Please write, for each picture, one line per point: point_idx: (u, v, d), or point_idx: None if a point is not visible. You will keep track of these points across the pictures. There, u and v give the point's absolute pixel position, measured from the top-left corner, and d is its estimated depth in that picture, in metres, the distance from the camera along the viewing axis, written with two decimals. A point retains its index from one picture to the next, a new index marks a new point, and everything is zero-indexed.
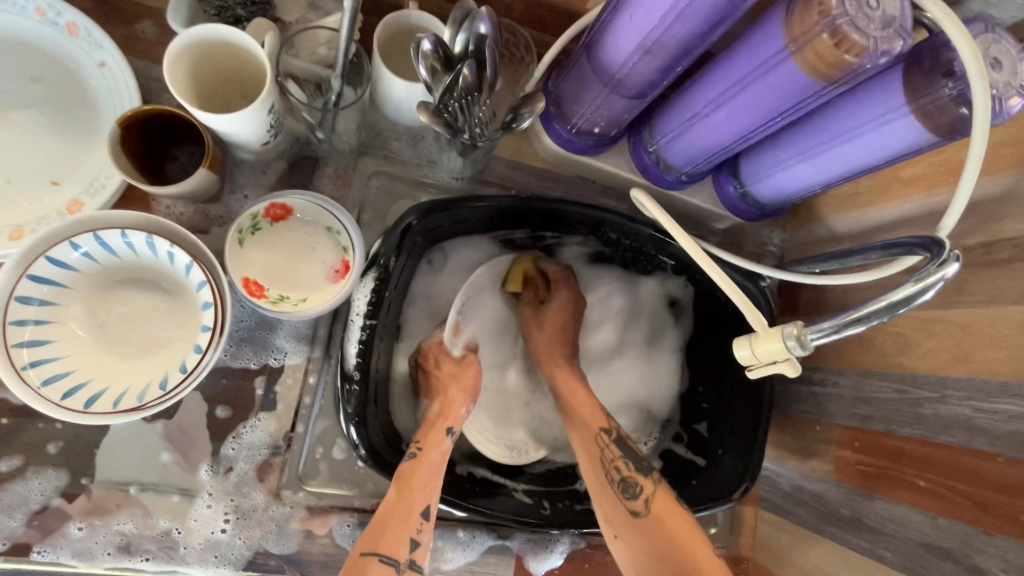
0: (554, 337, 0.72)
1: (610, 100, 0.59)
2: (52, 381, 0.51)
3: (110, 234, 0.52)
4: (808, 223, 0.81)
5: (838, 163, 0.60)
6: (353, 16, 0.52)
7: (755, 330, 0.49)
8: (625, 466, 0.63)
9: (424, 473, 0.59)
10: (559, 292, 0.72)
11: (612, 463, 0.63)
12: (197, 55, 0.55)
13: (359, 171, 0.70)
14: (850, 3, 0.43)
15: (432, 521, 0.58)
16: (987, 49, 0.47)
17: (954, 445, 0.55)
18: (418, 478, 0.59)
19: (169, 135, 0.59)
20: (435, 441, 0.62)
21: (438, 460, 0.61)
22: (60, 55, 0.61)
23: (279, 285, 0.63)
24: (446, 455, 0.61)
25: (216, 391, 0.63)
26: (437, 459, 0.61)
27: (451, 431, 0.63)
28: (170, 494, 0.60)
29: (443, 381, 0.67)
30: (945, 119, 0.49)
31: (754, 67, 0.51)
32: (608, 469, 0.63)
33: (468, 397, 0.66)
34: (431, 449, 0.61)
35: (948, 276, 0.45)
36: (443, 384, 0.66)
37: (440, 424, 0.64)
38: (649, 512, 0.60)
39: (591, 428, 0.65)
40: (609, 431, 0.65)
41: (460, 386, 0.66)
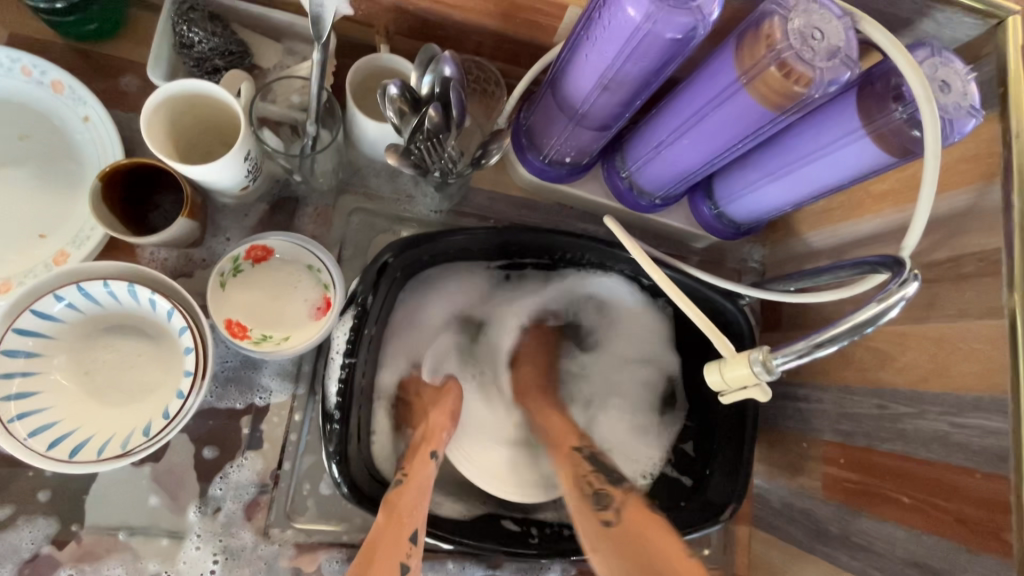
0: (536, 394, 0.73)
1: (576, 132, 0.61)
2: (39, 432, 0.52)
3: (92, 284, 0.54)
4: (786, 238, 0.82)
5: (804, 184, 0.61)
6: (322, 65, 0.54)
7: (722, 356, 0.49)
8: (597, 479, 0.63)
9: (412, 494, 0.58)
10: (530, 338, 0.76)
11: (585, 477, 0.63)
12: (175, 109, 0.57)
13: (339, 209, 0.72)
14: (795, 36, 0.44)
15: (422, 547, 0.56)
16: (935, 72, 0.48)
17: (935, 461, 0.55)
18: (404, 502, 0.57)
19: (151, 185, 0.61)
20: (421, 464, 0.61)
21: (426, 484, 0.60)
22: (46, 112, 0.63)
23: (262, 325, 0.64)
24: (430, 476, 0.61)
25: (203, 432, 0.64)
26: (423, 484, 0.59)
27: (436, 455, 0.62)
28: (159, 537, 0.61)
29: (424, 409, 0.67)
30: (900, 142, 0.50)
31: (711, 96, 0.53)
32: (581, 482, 0.63)
33: (450, 418, 0.66)
34: (416, 475, 0.60)
35: (908, 296, 0.46)
36: (424, 410, 0.66)
37: (423, 448, 0.63)
38: (621, 520, 0.59)
39: (566, 449, 0.67)
40: (580, 449, 0.67)
41: (443, 411, 0.66)
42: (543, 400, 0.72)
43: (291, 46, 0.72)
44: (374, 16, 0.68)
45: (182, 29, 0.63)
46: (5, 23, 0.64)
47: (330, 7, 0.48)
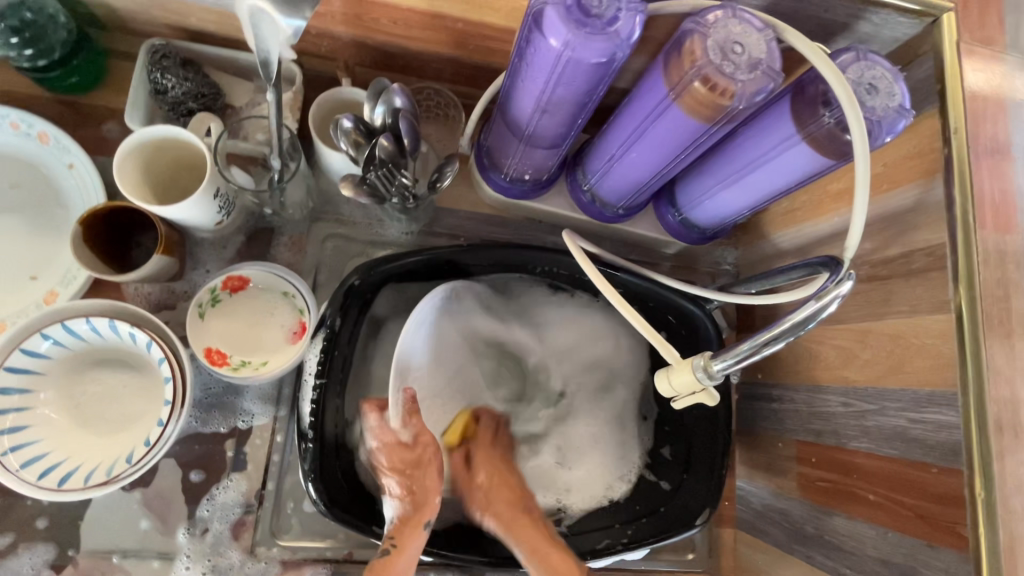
0: (535, 537, 0.66)
1: (529, 151, 0.63)
2: (31, 463, 0.55)
3: (76, 322, 0.58)
4: (756, 240, 0.82)
5: (754, 189, 0.62)
6: (278, 105, 0.57)
7: (670, 363, 0.51)
8: None
9: (400, 568, 0.62)
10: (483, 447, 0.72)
11: None
12: (148, 153, 0.61)
13: (314, 236, 0.75)
14: (713, 52, 0.46)
15: None
16: (862, 75, 0.49)
17: (897, 457, 0.55)
18: (393, 573, 0.61)
19: (129, 226, 0.65)
20: (412, 535, 0.63)
21: (413, 558, 0.63)
22: (34, 162, 0.67)
23: (240, 351, 0.67)
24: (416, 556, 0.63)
25: (189, 456, 0.67)
26: (411, 560, 0.62)
27: (428, 524, 0.65)
28: (151, 559, 0.64)
29: (410, 470, 0.65)
30: (833, 144, 0.51)
31: (648, 112, 0.55)
32: None
33: (434, 481, 0.66)
34: (405, 546, 0.62)
35: (843, 294, 0.47)
36: (410, 471, 0.65)
37: (417, 518, 0.64)
38: None
39: (563, 573, 0.64)
40: (588, 571, 0.65)
41: (420, 464, 0.66)
42: (525, 517, 0.68)
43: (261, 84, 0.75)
44: (336, 51, 0.71)
45: (156, 76, 0.68)
46: None
47: (275, 52, 0.51)
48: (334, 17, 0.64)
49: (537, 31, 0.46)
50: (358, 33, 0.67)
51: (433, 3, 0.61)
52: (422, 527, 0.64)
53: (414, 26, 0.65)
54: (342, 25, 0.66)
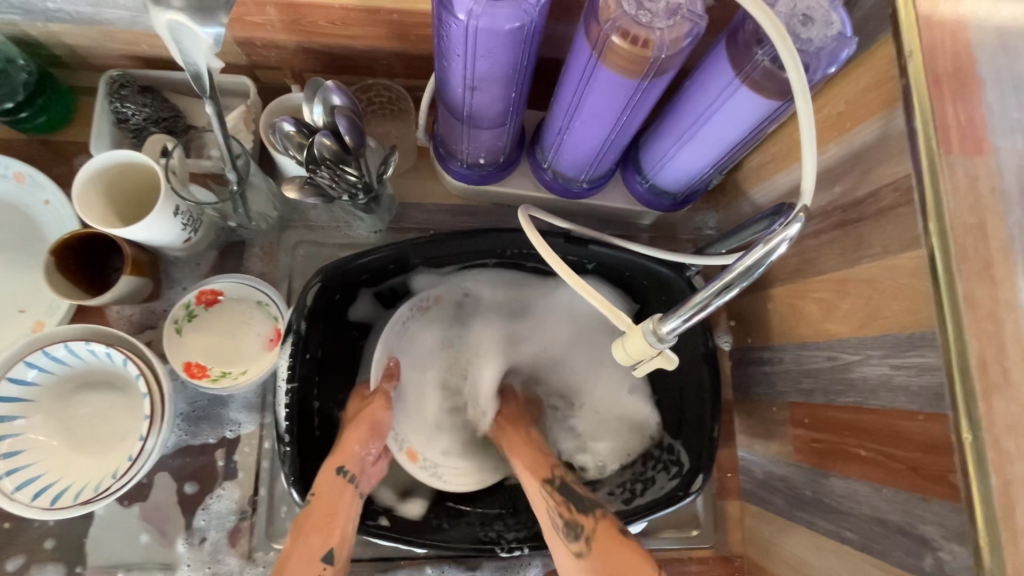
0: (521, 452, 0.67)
1: (474, 134, 0.63)
2: (25, 485, 0.58)
3: (55, 347, 0.60)
4: (735, 201, 0.79)
5: (710, 145, 0.59)
6: (220, 118, 0.57)
7: (623, 331, 0.50)
8: (568, 510, 0.60)
9: (319, 513, 0.59)
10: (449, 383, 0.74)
11: (556, 508, 0.61)
12: (109, 179, 0.63)
13: (284, 245, 0.76)
14: (627, 4, 0.45)
15: (338, 564, 0.58)
16: (795, 7, 0.46)
17: (883, 409, 0.52)
18: (311, 521, 0.59)
19: (102, 251, 0.67)
20: (327, 479, 0.61)
21: (343, 507, 0.61)
22: (14, 203, 0.71)
23: (220, 362, 0.69)
24: (344, 510, 0.60)
25: (182, 469, 0.69)
26: (336, 507, 0.60)
27: (343, 470, 0.62)
28: (153, 570, 0.66)
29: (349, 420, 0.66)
30: (773, 84, 0.49)
31: (581, 76, 0.53)
32: (552, 515, 0.61)
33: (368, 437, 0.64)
34: (322, 492, 0.61)
35: (792, 236, 0.44)
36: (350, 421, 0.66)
37: (333, 461, 0.63)
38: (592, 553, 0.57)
39: (536, 475, 0.64)
40: (552, 480, 0.64)
41: (363, 425, 0.64)
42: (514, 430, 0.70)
43: None
44: (284, 61, 0.72)
45: (116, 105, 0.70)
46: None
47: (204, 63, 0.52)
48: (274, 26, 0.65)
49: (444, 8, 0.46)
50: (301, 39, 0.68)
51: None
52: (347, 480, 0.62)
53: (352, 24, 0.65)
54: (283, 33, 0.66)
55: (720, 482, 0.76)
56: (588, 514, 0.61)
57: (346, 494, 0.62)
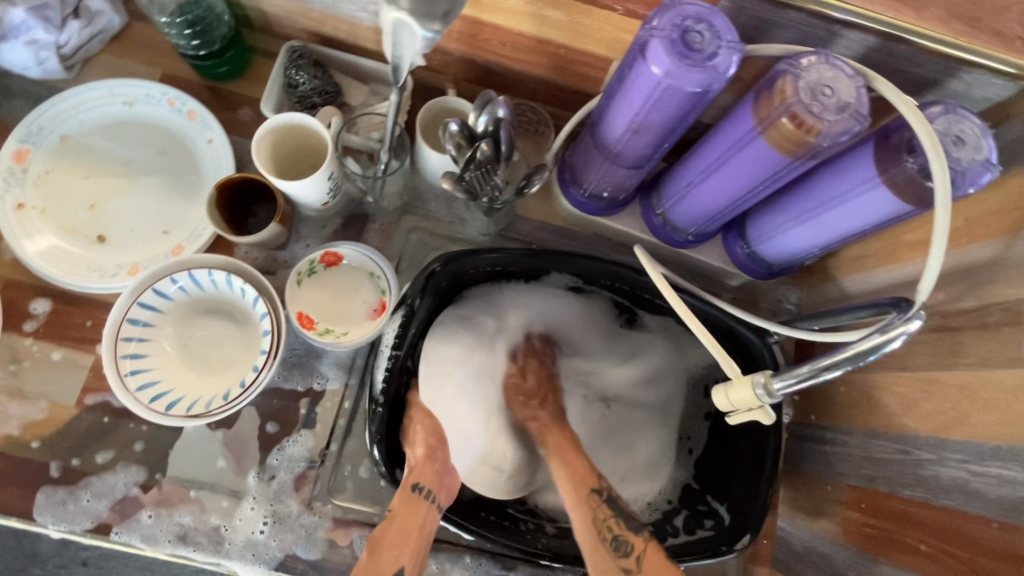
0: (574, 466, 0.69)
1: (611, 169, 0.68)
2: (145, 387, 0.64)
3: (200, 272, 0.67)
4: (823, 283, 0.83)
5: (831, 228, 0.64)
6: (398, 105, 0.65)
7: (729, 379, 0.54)
8: (618, 526, 0.65)
9: (391, 536, 0.64)
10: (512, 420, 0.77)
11: (604, 522, 0.65)
12: (278, 134, 0.70)
13: (401, 227, 0.82)
14: (804, 93, 0.50)
15: None
16: (949, 128, 0.51)
17: (954, 509, 0.55)
18: (386, 541, 0.64)
19: (252, 197, 0.74)
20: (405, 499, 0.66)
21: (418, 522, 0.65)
22: (180, 134, 0.78)
23: (326, 319, 0.74)
24: (418, 526, 0.65)
25: (269, 408, 0.74)
26: (410, 525, 0.65)
27: (418, 488, 0.66)
28: (222, 494, 0.71)
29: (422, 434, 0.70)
30: (914, 190, 0.53)
31: (734, 142, 0.59)
32: (601, 528, 0.65)
33: (440, 462, 0.69)
34: (398, 512, 0.65)
35: (911, 331, 0.48)
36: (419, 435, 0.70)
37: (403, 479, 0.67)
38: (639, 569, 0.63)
39: (584, 484, 0.67)
40: (599, 491, 0.67)
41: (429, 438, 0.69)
42: (565, 440, 0.72)
43: (375, 88, 0.84)
44: (445, 66, 0.79)
45: (291, 72, 0.78)
46: (161, 65, 0.81)
47: (408, 58, 0.58)
48: (451, 36, 0.72)
49: (641, 59, 0.52)
50: (470, 51, 0.75)
51: (543, 30, 0.67)
52: (422, 496, 0.66)
53: (521, 49, 0.72)
54: (457, 42, 0.73)
55: (755, 547, 0.78)
56: (637, 532, 0.65)
57: (419, 515, 0.65)
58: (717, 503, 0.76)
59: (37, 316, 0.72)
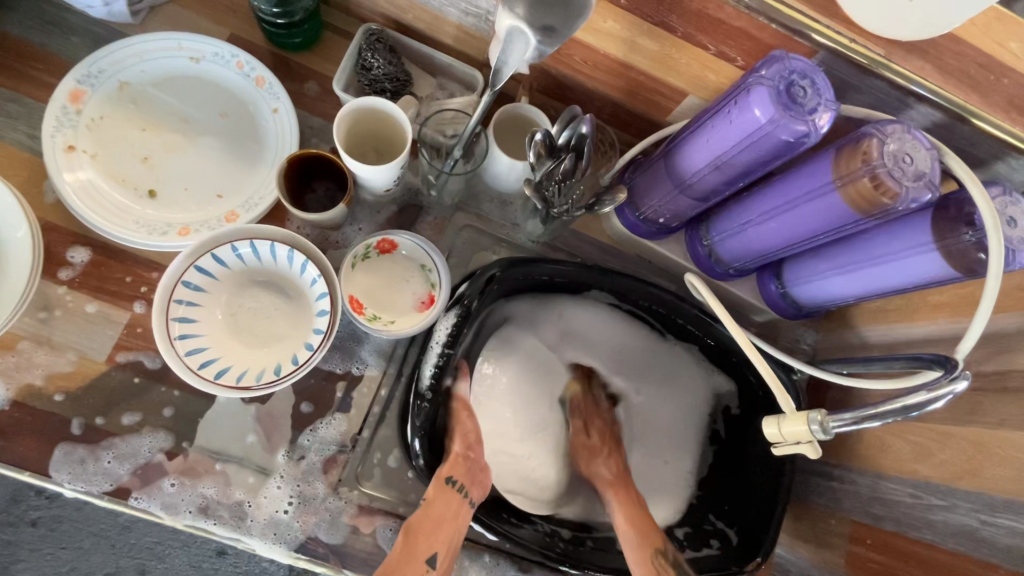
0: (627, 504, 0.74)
1: (678, 198, 0.71)
2: (193, 353, 0.63)
3: (262, 244, 0.66)
4: (840, 329, 0.88)
5: (873, 282, 0.68)
6: (487, 106, 0.66)
7: (782, 412, 0.57)
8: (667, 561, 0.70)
9: (432, 520, 0.66)
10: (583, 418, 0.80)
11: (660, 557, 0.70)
12: (356, 117, 0.70)
13: (453, 223, 0.83)
14: (888, 158, 0.54)
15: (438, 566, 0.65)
16: (1005, 208, 0.57)
17: (960, 554, 0.61)
18: (426, 525, 0.66)
19: (313, 173, 0.74)
20: (443, 493, 0.67)
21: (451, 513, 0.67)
22: (245, 99, 0.76)
23: (374, 305, 0.74)
24: (454, 516, 0.67)
25: (304, 387, 0.73)
26: (445, 514, 0.67)
27: (455, 481, 0.68)
28: (249, 470, 0.69)
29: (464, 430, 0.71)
30: (966, 260, 0.58)
31: (805, 192, 0.62)
32: (657, 563, 0.69)
33: (475, 457, 0.71)
34: (435, 503, 0.66)
35: (956, 391, 0.52)
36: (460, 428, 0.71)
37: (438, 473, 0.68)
38: None
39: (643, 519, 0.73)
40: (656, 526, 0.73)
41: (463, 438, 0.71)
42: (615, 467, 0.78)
43: (442, 81, 0.84)
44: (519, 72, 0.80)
45: (367, 55, 0.77)
46: (229, 25, 0.80)
47: (513, 65, 0.60)
48: None
49: (744, 103, 0.55)
50: (548, 62, 0.76)
51: (630, 55, 0.69)
52: (457, 490, 0.68)
53: (602, 69, 0.74)
54: None
55: None
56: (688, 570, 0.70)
57: (454, 508, 0.67)
58: (722, 523, 0.79)
59: (74, 264, 0.69)
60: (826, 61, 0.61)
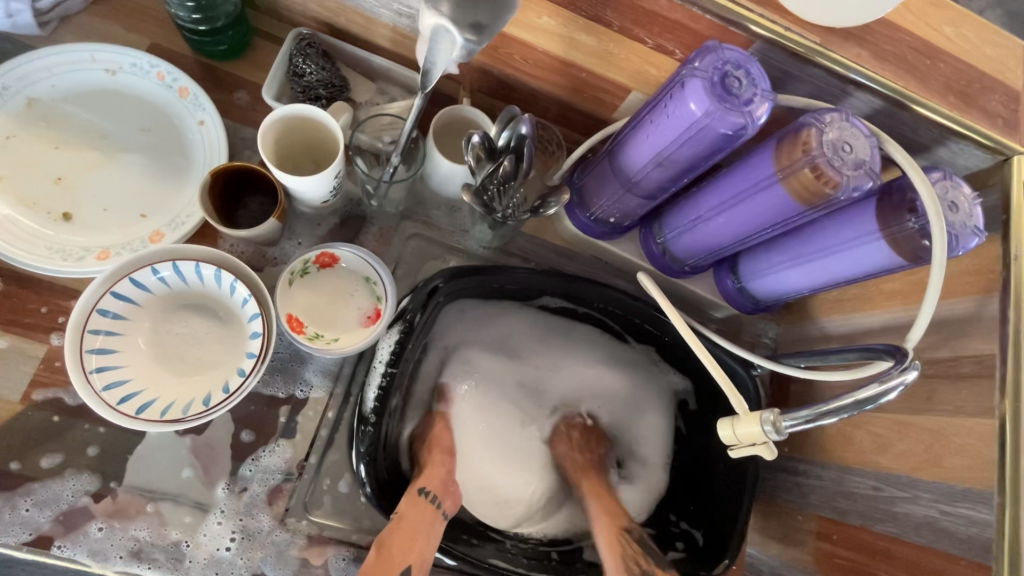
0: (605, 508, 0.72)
1: (625, 197, 0.69)
2: (112, 387, 0.58)
3: (186, 265, 0.61)
4: (801, 321, 0.87)
5: (824, 273, 0.67)
6: (420, 110, 0.63)
7: (736, 413, 0.55)
8: (646, 562, 0.68)
9: (400, 534, 0.63)
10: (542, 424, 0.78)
11: (635, 558, 0.69)
12: (285, 127, 0.66)
13: (399, 233, 0.80)
14: (828, 148, 0.52)
15: None
16: (946, 193, 0.56)
17: (923, 546, 0.60)
18: (396, 541, 0.62)
19: (244, 188, 0.69)
20: (411, 501, 0.65)
21: (422, 526, 0.65)
22: (168, 112, 0.72)
23: (316, 324, 0.70)
24: (425, 531, 0.64)
25: (244, 415, 0.69)
26: (418, 527, 0.64)
27: (423, 490, 0.66)
28: (185, 507, 0.65)
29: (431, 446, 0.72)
30: (911, 248, 0.57)
31: (748, 185, 0.61)
32: (630, 564, 0.68)
33: (448, 468, 0.70)
34: (406, 514, 0.64)
35: (907, 381, 0.51)
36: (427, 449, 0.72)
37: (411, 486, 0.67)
38: None
39: (615, 523, 0.71)
40: (631, 530, 0.72)
41: (439, 451, 0.72)
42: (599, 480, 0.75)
43: (383, 86, 0.81)
44: (460, 74, 0.77)
45: (298, 61, 0.73)
46: (150, 34, 0.75)
47: (441, 64, 0.57)
48: None
49: (679, 96, 0.53)
50: (489, 62, 0.74)
51: (570, 52, 0.67)
52: (428, 500, 0.67)
53: (543, 67, 0.71)
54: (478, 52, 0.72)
55: None
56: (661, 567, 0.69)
57: (424, 516, 0.66)
58: (687, 524, 0.77)
59: None
60: (763, 51, 0.60)
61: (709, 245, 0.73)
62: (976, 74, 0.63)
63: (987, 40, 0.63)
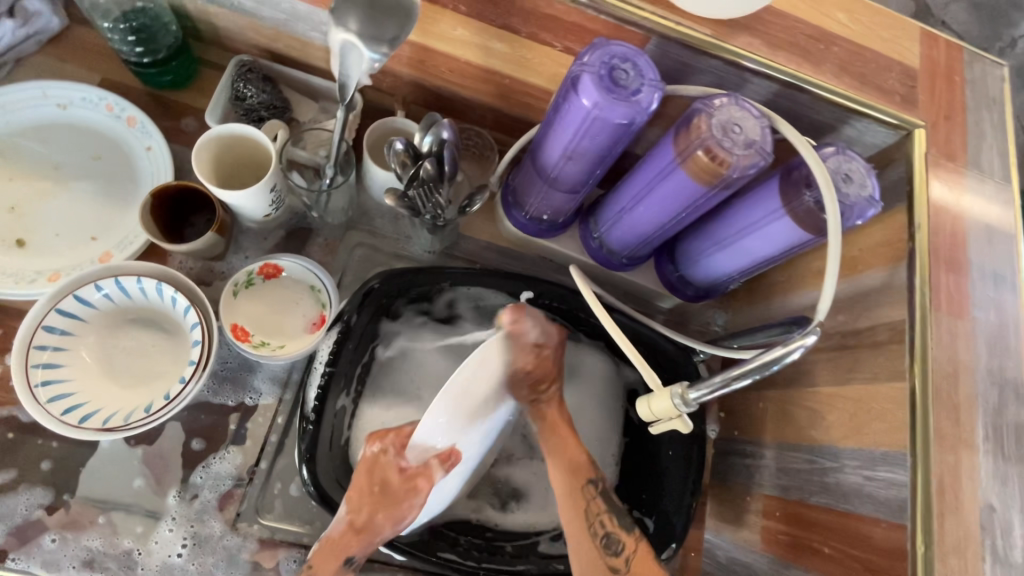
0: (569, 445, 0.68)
1: (550, 193, 0.72)
2: (57, 399, 0.61)
3: (128, 279, 0.64)
4: (747, 306, 0.88)
5: (746, 254, 0.69)
6: (344, 122, 0.66)
7: (651, 390, 0.57)
8: (609, 521, 0.66)
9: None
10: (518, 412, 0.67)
11: (596, 517, 0.66)
12: (221, 145, 0.70)
13: (345, 242, 0.83)
14: (716, 129, 0.55)
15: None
16: (840, 166, 0.58)
17: (851, 513, 0.60)
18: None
19: (188, 207, 0.73)
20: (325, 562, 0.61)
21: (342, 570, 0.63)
22: (117, 141, 0.76)
23: (262, 332, 0.73)
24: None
25: (195, 424, 0.71)
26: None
27: (348, 560, 0.62)
28: (137, 515, 0.67)
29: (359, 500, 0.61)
30: (812, 221, 0.60)
31: (658, 172, 0.64)
32: (591, 521, 0.65)
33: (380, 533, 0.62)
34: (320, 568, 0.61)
35: (808, 344, 0.52)
36: (360, 500, 0.61)
37: (346, 537, 0.61)
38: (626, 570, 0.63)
39: (579, 477, 0.67)
40: (594, 482, 0.67)
41: (381, 511, 0.60)
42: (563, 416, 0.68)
43: (325, 105, 0.85)
44: (395, 88, 0.81)
45: (239, 85, 0.78)
46: (100, 70, 0.80)
47: (355, 77, 0.61)
48: (401, 60, 0.74)
49: (573, 92, 0.56)
50: (419, 75, 0.77)
51: (488, 61, 0.69)
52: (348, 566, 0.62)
53: (467, 76, 0.74)
54: (406, 66, 0.76)
55: (684, 559, 0.80)
56: (629, 532, 0.66)
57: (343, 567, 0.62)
58: (639, 513, 0.77)
59: None
60: (661, 46, 0.63)
61: (640, 235, 0.74)
62: (872, 55, 0.65)
63: (881, 22, 0.66)
